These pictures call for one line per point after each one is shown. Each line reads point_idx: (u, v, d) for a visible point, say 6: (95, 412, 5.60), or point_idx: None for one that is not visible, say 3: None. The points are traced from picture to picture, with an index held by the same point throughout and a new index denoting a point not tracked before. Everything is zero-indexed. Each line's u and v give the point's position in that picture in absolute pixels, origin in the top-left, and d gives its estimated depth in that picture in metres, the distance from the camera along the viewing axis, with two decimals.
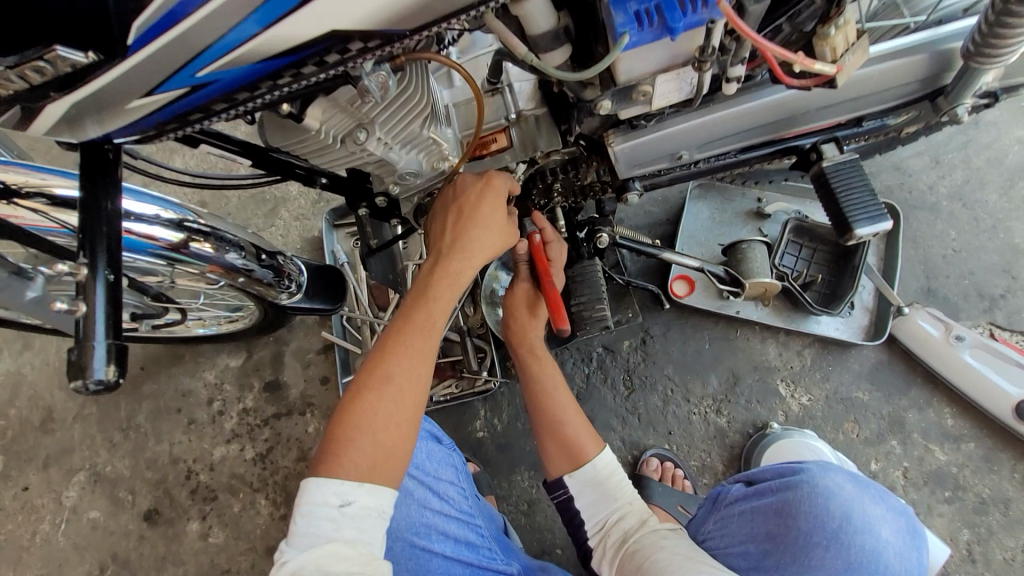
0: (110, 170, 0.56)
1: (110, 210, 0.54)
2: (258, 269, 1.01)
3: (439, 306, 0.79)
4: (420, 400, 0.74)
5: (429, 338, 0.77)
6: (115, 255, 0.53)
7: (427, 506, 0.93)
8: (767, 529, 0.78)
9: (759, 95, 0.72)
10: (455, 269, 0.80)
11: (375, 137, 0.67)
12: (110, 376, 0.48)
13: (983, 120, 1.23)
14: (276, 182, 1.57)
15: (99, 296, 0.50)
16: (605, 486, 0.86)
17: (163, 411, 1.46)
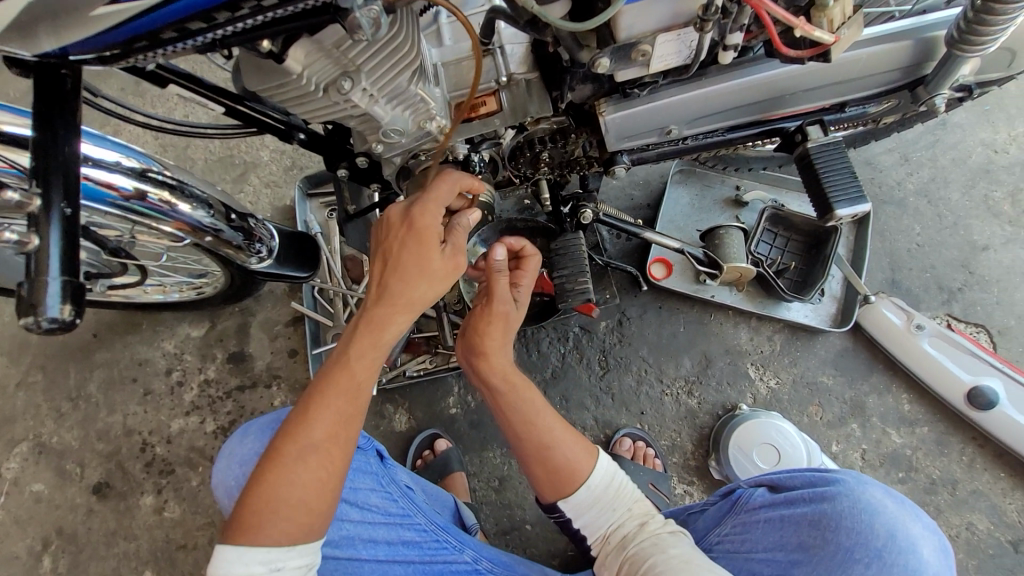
0: (67, 103, 0.51)
1: (67, 155, 0.49)
2: (226, 230, 0.96)
3: (363, 365, 0.72)
4: (338, 468, 0.69)
5: (352, 401, 0.71)
6: (73, 189, 0.49)
7: (346, 518, 0.90)
8: (800, 539, 0.77)
9: (752, 71, 0.73)
10: (382, 326, 0.73)
11: (361, 87, 0.64)
12: (65, 314, 0.45)
13: (949, 123, 1.27)
14: (246, 147, 1.50)
15: (53, 230, 0.46)
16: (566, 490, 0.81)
17: (117, 381, 1.39)
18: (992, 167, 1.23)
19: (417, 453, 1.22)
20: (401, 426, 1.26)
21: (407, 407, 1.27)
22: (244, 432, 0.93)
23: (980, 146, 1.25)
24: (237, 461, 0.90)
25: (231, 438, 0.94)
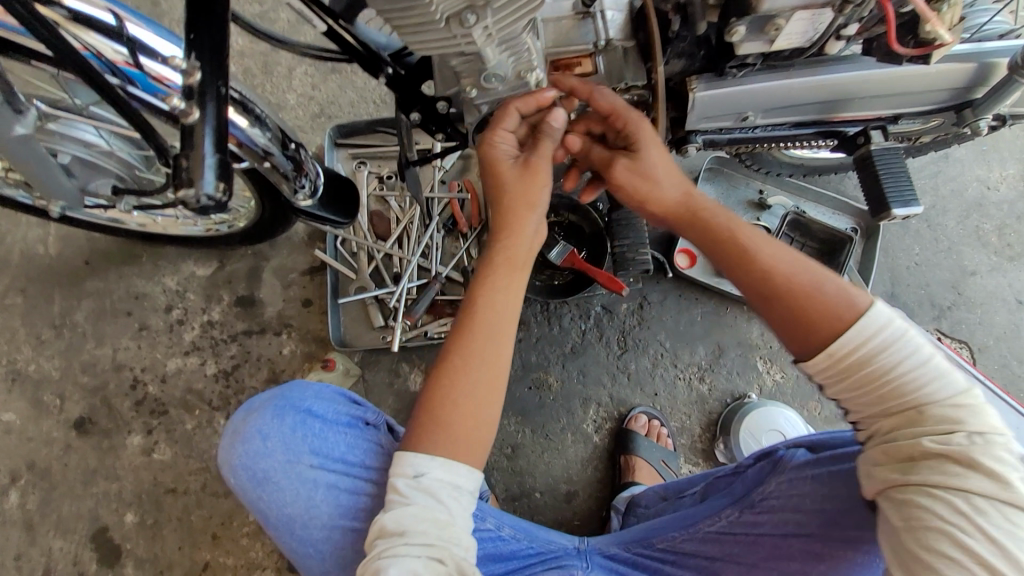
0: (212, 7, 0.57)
1: (218, 50, 0.58)
2: (278, 155, 0.93)
3: (488, 299, 0.76)
4: (481, 378, 0.73)
5: (485, 334, 0.75)
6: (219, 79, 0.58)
7: (362, 492, 0.84)
8: (845, 491, 0.79)
9: (833, 71, 0.77)
10: (497, 265, 0.78)
11: (483, 25, 0.64)
12: (217, 196, 0.55)
13: (952, 156, 1.38)
14: (272, 87, 1.44)
15: (208, 114, 0.55)
16: (864, 374, 0.68)
17: (109, 312, 1.31)
18: (985, 202, 1.35)
19: None
20: (416, 386, 1.26)
21: (424, 368, 1.27)
22: (250, 408, 0.89)
23: (977, 181, 1.36)
24: (243, 438, 0.85)
25: (235, 417, 0.90)
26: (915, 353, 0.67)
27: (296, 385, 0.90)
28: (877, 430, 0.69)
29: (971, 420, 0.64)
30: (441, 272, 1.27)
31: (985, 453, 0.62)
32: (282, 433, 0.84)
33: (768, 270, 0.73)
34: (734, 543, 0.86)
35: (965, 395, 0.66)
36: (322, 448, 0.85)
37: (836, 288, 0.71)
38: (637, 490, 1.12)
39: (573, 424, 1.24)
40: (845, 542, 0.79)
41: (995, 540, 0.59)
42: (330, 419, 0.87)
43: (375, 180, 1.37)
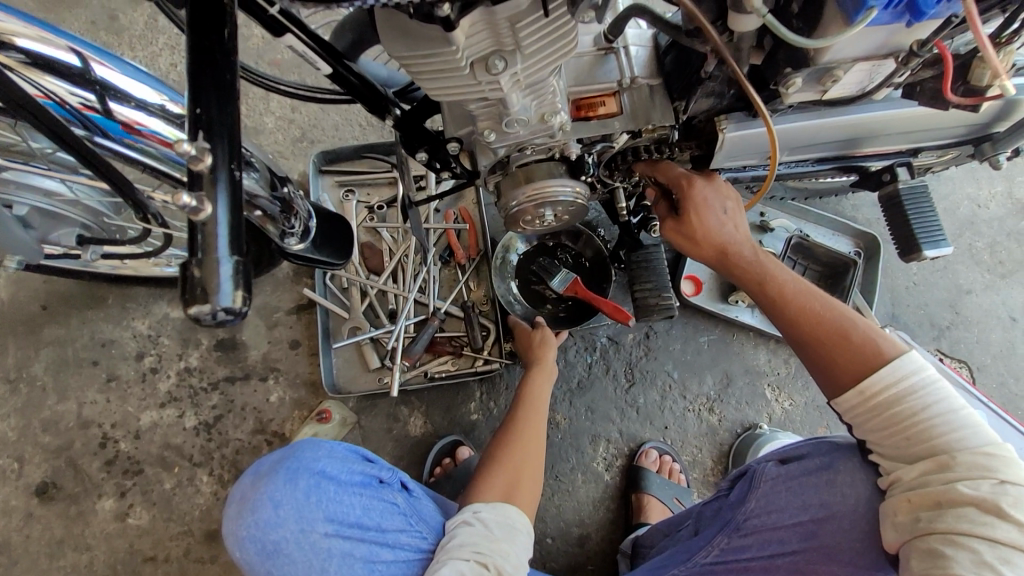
0: (219, 61, 0.44)
1: (230, 116, 0.44)
2: (267, 199, 0.84)
3: (539, 389, 1.02)
4: (535, 441, 0.95)
5: (537, 411, 0.99)
6: (236, 152, 0.44)
7: (375, 560, 0.78)
8: (822, 499, 0.75)
9: (863, 109, 0.74)
10: (547, 365, 1.06)
11: (511, 71, 0.58)
12: (238, 303, 0.41)
13: (943, 175, 1.40)
14: (249, 111, 1.35)
15: (223, 203, 0.41)
16: (886, 417, 0.67)
17: (72, 363, 1.19)
18: (976, 220, 1.37)
19: (436, 460, 1.15)
20: (416, 430, 1.19)
21: (424, 411, 1.20)
22: (256, 472, 0.80)
23: (967, 199, 1.38)
24: (251, 507, 0.75)
25: (236, 484, 0.82)
26: (939, 402, 0.65)
27: (307, 444, 0.82)
28: (900, 477, 0.66)
29: (1003, 470, 0.60)
30: (439, 307, 1.21)
31: (1018, 505, 0.58)
32: (295, 499, 0.76)
33: (799, 318, 0.73)
34: (727, 572, 0.79)
35: (993, 445, 0.62)
36: (338, 513, 0.78)
37: (865, 337, 0.70)
38: (643, 530, 1.07)
39: (582, 463, 1.18)
40: (830, 558, 0.72)
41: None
42: (344, 481, 0.80)
43: (364, 210, 1.29)
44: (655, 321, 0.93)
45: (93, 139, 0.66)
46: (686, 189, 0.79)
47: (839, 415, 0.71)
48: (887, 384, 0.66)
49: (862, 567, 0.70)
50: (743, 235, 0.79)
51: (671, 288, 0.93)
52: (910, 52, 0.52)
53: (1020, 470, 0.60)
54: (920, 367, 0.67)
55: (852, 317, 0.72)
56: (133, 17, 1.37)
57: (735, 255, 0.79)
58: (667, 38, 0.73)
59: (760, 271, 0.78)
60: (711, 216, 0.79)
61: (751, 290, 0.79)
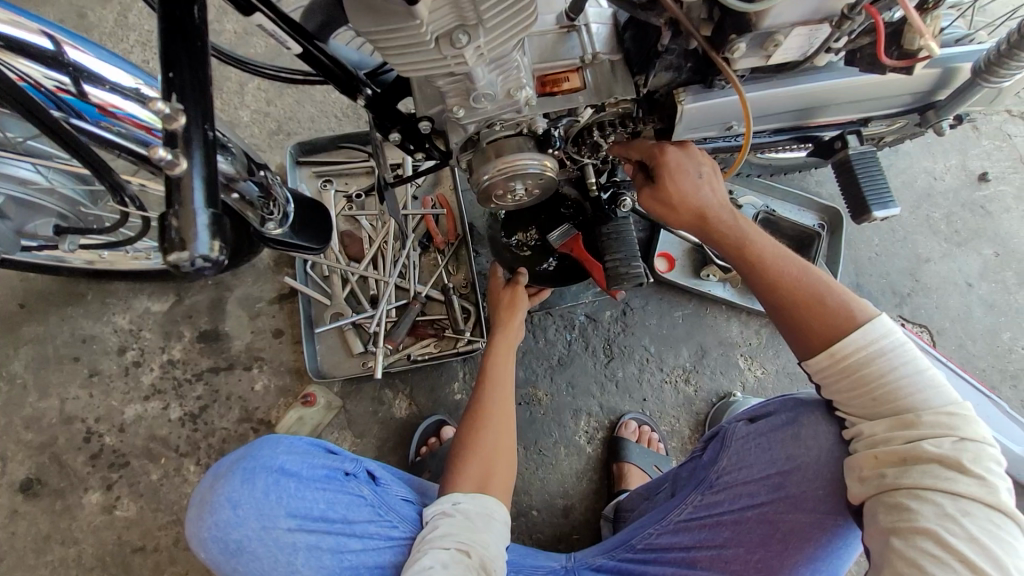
0: (192, 34, 0.46)
1: (201, 82, 0.46)
2: (243, 181, 0.86)
3: (503, 362, 1.00)
4: (509, 420, 0.94)
5: (506, 389, 0.97)
6: (208, 116, 0.46)
7: (343, 550, 0.80)
8: (789, 453, 0.79)
9: (812, 79, 0.78)
10: (511, 338, 1.04)
11: (475, 45, 0.61)
12: (217, 252, 0.43)
13: (901, 151, 1.46)
14: (224, 104, 1.36)
15: (196, 160, 0.44)
16: (854, 378, 0.70)
17: (52, 360, 1.19)
18: (933, 192, 1.43)
19: (421, 440, 1.18)
20: (401, 412, 1.21)
21: (408, 393, 1.22)
22: (216, 473, 0.82)
23: (924, 173, 1.45)
24: (210, 509, 0.78)
25: (202, 484, 0.83)
26: (908, 364, 0.68)
27: (266, 441, 0.84)
28: (866, 433, 0.69)
29: (963, 428, 0.64)
30: (420, 291, 1.23)
31: (976, 460, 0.62)
32: (253, 498, 0.78)
33: (776, 285, 0.77)
34: (702, 528, 0.84)
35: (955, 404, 0.66)
36: (300, 508, 0.80)
37: (839, 304, 0.73)
38: (623, 496, 1.11)
39: (565, 437, 1.21)
40: (795, 507, 0.77)
41: (975, 538, 0.59)
42: (306, 476, 0.82)
43: (343, 199, 1.30)
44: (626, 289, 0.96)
45: (69, 121, 0.68)
46: (660, 157, 0.83)
47: (810, 375, 0.74)
48: (859, 347, 0.69)
49: (823, 513, 0.75)
50: (720, 199, 0.83)
51: (639, 258, 0.96)
52: (842, 16, 0.56)
53: (977, 427, 0.65)
54: (890, 330, 0.70)
55: (824, 281, 0.76)
56: (102, 14, 1.37)
57: (711, 220, 0.83)
58: (626, 16, 0.76)
59: (735, 234, 0.81)
60: (686, 178, 0.82)
61: (728, 253, 0.83)
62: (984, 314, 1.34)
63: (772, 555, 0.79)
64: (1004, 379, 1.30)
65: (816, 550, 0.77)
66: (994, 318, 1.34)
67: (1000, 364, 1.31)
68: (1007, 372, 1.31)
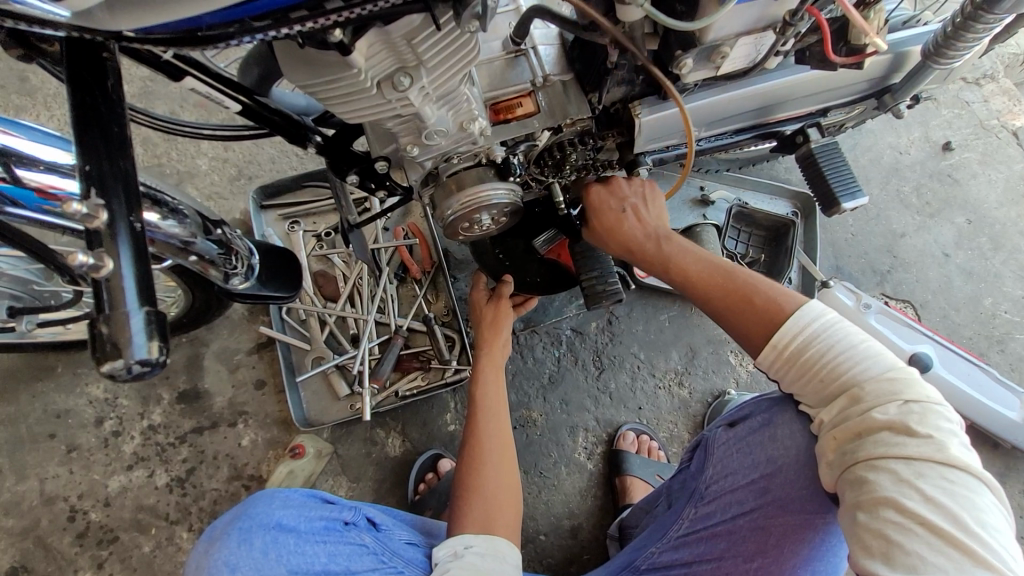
0: (111, 128, 0.45)
1: (126, 171, 0.44)
2: (201, 242, 0.83)
3: (491, 386, 0.97)
4: (510, 450, 0.92)
5: (499, 415, 0.95)
6: (136, 207, 0.44)
7: None
8: (769, 454, 0.78)
9: (764, 77, 0.78)
10: (497, 361, 1.01)
11: (419, 85, 0.59)
12: (154, 354, 0.42)
13: (864, 129, 1.48)
14: (181, 154, 1.33)
15: (125, 252, 0.42)
16: (799, 366, 0.71)
17: (27, 440, 1.14)
18: (900, 166, 1.44)
19: (419, 477, 1.15)
20: (395, 450, 1.18)
21: (401, 430, 1.19)
22: (211, 535, 0.78)
23: (890, 148, 1.46)
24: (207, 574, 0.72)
25: (197, 545, 0.79)
26: (841, 342, 0.69)
27: (261, 498, 0.80)
28: (824, 418, 0.69)
29: (906, 391, 0.64)
30: (401, 325, 1.21)
31: (924, 421, 0.61)
32: (252, 558, 0.72)
33: (707, 299, 0.80)
34: (698, 540, 0.83)
35: (897, 370, 0.66)
36: (302, 564, 0.75)
37: (768, 297, 0.75)
38: (629, 511, 1.09)
39: (564, 456, 1.19)
40: (783, 509, 0.75)
41: (932, 498, 0.57)
42: (305, 530, 0.78)
43: (312, 239, 1.27)
44: (604, 305, 0.96)
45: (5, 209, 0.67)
46: (585, 197, 0.91)
47: (768, 375, 0.75)
48: (792, 336, 0.71)
49: (810, 512, 0.73)
50: (645, 229, 0.88)
51: (614, 271, 0.95)
52: (785, 22, 0.56)
53: (922, 390, 0.65)
54: (818, 313, 0.71)
55: (755, 279, 0.77)
56: (45, 76, 1.34)
57: (640, 248, 0.88)
58: (572, 35, 0.76)
59: (663, 258, 0.86)
60: (608, 213, 0.89)
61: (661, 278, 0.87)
62: (964, 284, 1.35)
63: (768, 563, 0.75)
64: (991, 345, 1.31)
65: (814, 553, 0.74)
66: (975, 285, 1.35)
67: (986, 330, 1.32)
68: (993, 337, 1.31)
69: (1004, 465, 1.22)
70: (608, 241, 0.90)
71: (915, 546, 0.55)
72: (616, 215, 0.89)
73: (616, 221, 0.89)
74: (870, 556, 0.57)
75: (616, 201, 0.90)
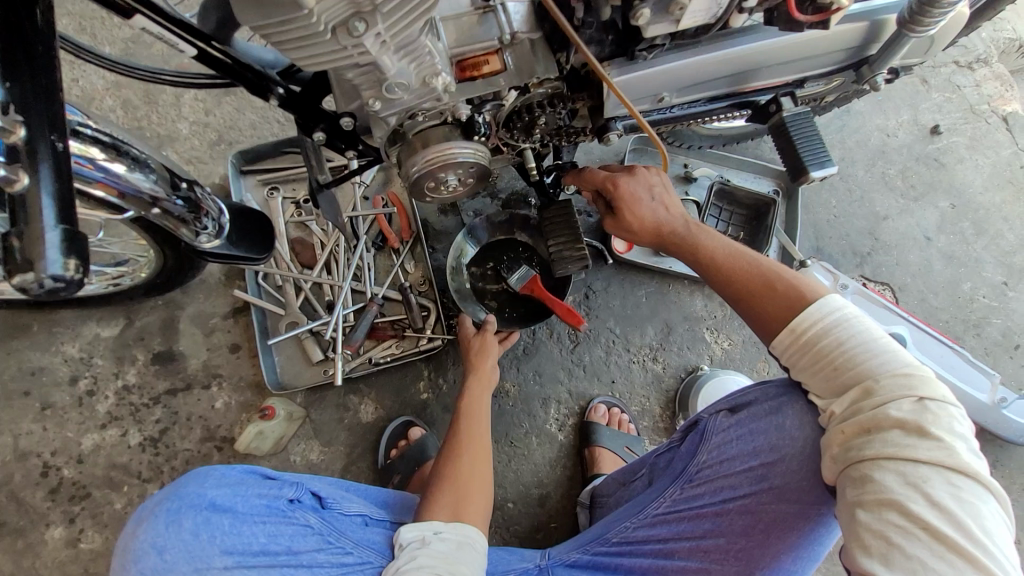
0: (34, 57, 0.50)
1: (46, 93, 0.50)
2: (168, 200, 0.83)
3: (476, 399, 1.03)
4: (488, 452, 0.95)
5: (483, 423, 0.99)
6: (56, 128, 0.50)
7: None
8: (773, 443, 0.79)
9: (734, 42, 0.77)
10: (487, 378, 1.06)
11: (374, 32, 0.58)
12: (70, 271, 0.46)
13: (853, 110, 1.46)
14: (160, 116, 1.32)
15: (45, 172, 0.47)
16: (815, 352, 0.73)
17: (1, 396, 1.15)
18: (887, 149, 1.43)
19: (390, 443, 1.16)
20: (368, 416, 1.19)
21: (374, 397, 1.20)
22: (140, 516, 0.78)
23: (877, 130, 1.44)
24: (134, 558, 0.73)
25: (125, 532, 0.78)
26: (859, 334, 0.71)
27: (194, 476, 0.81)
28: (833, 410, 0.71)
29: (922, 387, 0.65)
30: (377, 293, 1.21)
31: (937, 422, 0.63)
32: (182, 540, 0.74)
33: (732, 287, 0.81)
34: (681, 519, 0.84)
35: (912, 366, 0.68)
36: (238, 544, 0.75)
37: (788, 286, 0.77)
38: (599, 480, 1.10)
39: (535, 427, 1.20)
40: (780, 497, 0.77)
41: (937, 503, 0.59)
42: (242, 511, 0.78)
43: (291, 206, 1.27)
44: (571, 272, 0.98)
45: None
46: (614, 190, 0.91)
47: (778, 357, 0.77)
48: (811, 322, 0.73)
49: (806, 502, 0.76)
50: (674, 216, 0.90)
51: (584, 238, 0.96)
52: None
53: (936, 387, 0.66)
54: (838, 306, 0.73)
55: (778, 268, 0.79)
56: None
57: (669, 235, 0.89)
58: None
59: (690, 244, 0.87)
60: (641, 204, 0.90)
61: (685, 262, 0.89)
62: (944, 267, 1.35)
63: (753, 546, 0.79)
64: (967, 328, 1.31)
65: (798, 540, 0.78)
66: (954, 269, 1.35)
67: (963, 314, 1.32)
68: (970, 321, 1.31)
69: None
70: (637, 229, 0.91)
71: (917, 549, 0.58)
72: (645, 204, 0.90)
73: (647, 210, 0.90)
74: (868, 554, 0.60)
75: (644, 190, 0.91)
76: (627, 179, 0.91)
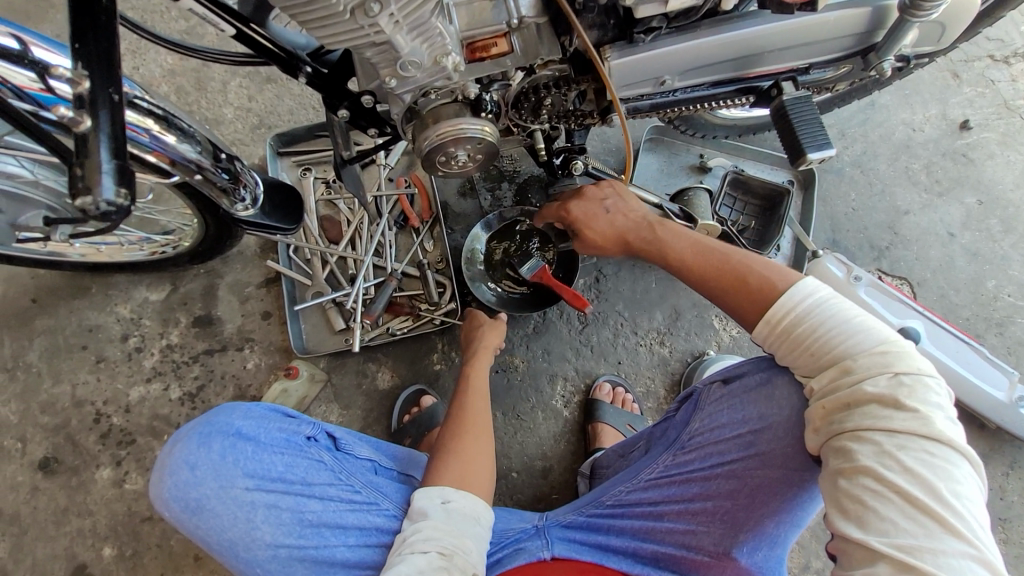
0: (99, 26, 0.60)
1: (104, 54, 0.59)
2: (214, 172, 0.93)
3: (480, 371, 1.07)
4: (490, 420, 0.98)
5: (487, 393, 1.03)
6: (114, 82, 0.59)
7: (303, 510, 0.84)
8: (761, 412, 0.78)
9: (731, 28, 0.80)
10: (491, 345, 1.11)
11: (388, 13, 0.65)
12: (120, 199, 0.56)
13: (878, 103, 1.45)
14: (210, 102, 1.44)
15: (103, 122, 0.56)
16: (790, 341, 0.71)
17: (63, 349, 1.28)
18: (912, 143, 1.41)
19: (403, 409, 1.23)
20: (384, 383, 1.26)
21: (390, 365, 1.27)
22: (177, 438, 0.87)
23: (903, 124, 1.43)
24: (169, 471, 0.83)
25: (166, 446, 0.87)
26: (836, 316, 0.69)
27: (224, 409, 0.89)
28: (813, 388, 0.68)
29: (898, 363, 0.63)
30: (396, 268, 1.28)
31: (914, 394, 0.61)
32: (211, 460, 0.83)
33: (700, 284, 0.80)
34: (672, 483, 0.85)
35: (889, 343, 0.66)
36: (259, 469, 0.84)
37: (755, 276, 0.75)
38: (600, 453, 1.13)
39: (541, 402, 1.25)
40: (766, 463, 0.76)
41: (911, 470, 0.57)
42: (265, 441, 0.86)
43: (322, 186, 1.36)
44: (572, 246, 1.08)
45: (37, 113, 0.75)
46: (567, 216, 0.95)
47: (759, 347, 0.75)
48: (787, 311, 0.71)
49: (791, 469, 0.74)
50: (634, 221, 0.91)
51: None
52: None
53: (915, 362, 0.64)
54: (811, 291, 0.71)
55: (745, 258, 0.77)
56: None
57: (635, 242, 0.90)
58: None
59: (656, 248, 0.87)
60: (598, 218, 0.93)
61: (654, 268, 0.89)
62: (967, 264, 1.32)
63: (738, 509, 0.79)
64: (989, 327, 1.28)
65: (783, 506, 0.77)
66: (978, 266, 1.32)
67: (986, 312, 1.29)
68: (992, 320, 1.28)
69: (988, 446, 1.21)
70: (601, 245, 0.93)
71: (890, 512, 0.56)
72: (603, 218, 0.93)
73: (606, 225, 0.92)
74: (846, 518, 0.58)
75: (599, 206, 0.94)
76: (579, 201, 0.95)
